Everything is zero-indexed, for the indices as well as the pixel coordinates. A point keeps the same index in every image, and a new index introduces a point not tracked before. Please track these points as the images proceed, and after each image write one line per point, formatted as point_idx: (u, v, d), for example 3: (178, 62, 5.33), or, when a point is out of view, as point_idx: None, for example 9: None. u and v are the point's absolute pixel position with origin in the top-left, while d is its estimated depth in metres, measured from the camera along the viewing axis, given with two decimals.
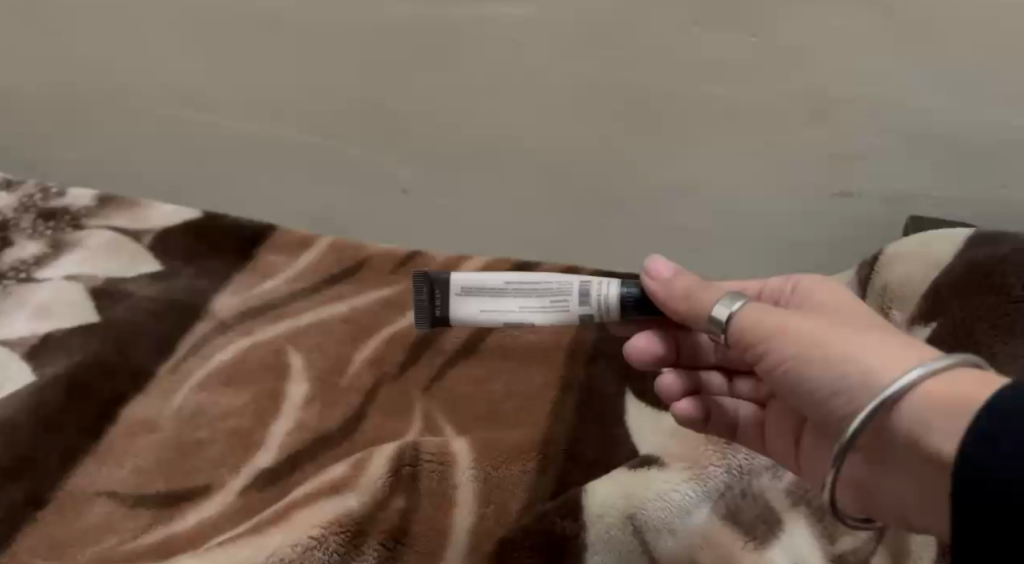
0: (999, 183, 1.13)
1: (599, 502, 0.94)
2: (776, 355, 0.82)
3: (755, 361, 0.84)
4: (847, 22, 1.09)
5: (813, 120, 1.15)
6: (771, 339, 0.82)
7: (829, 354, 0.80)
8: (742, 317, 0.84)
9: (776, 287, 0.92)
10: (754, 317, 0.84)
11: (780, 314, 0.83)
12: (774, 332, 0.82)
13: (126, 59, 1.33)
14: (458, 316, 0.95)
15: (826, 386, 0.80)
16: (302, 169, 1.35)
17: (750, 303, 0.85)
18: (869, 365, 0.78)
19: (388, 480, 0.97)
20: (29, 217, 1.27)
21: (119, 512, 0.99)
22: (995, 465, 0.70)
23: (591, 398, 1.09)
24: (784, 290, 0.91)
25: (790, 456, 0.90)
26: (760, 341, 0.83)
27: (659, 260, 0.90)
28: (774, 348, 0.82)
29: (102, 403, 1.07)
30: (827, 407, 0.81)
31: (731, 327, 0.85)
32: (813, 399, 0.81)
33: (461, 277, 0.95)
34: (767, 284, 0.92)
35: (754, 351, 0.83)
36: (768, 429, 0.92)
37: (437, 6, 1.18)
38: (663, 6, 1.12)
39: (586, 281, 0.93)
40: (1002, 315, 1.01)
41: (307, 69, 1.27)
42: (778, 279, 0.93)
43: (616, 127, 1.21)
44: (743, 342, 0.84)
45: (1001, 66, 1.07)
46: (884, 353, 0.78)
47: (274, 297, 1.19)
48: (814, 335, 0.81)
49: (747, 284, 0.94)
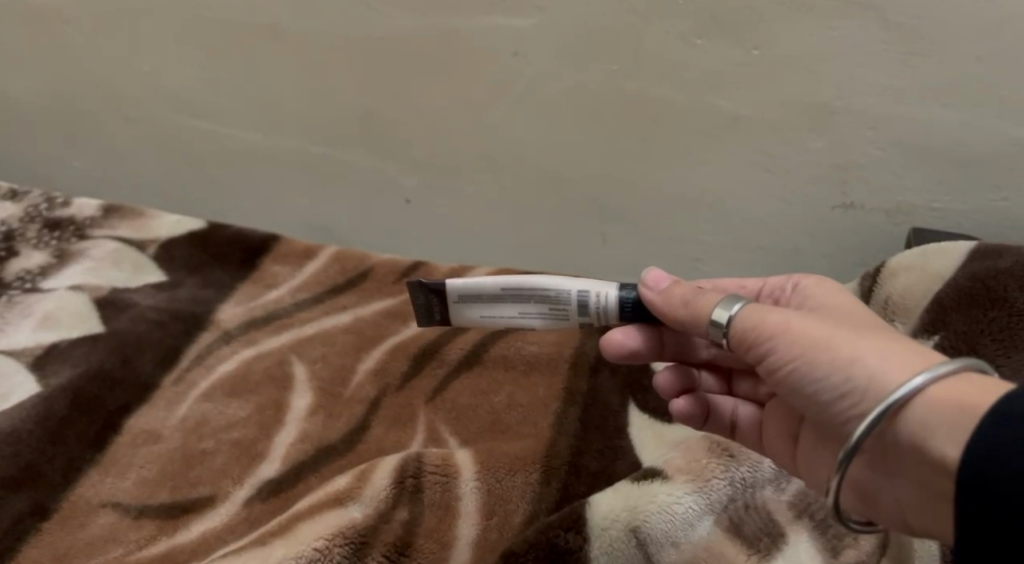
0: (1002, 195, 1.14)
1: (602, 514, 0.94)
2: (778, 357, 0.82)
3: (757, 362, 0.84)
4: (849, 34, 1.09)
5: (813, 132, 1.15)
6: (772, 340, 0.82)
7: (831, 356, 0.80)
8: (743, 318, 0.84)
9: (776, 285, 0.93)
10: (755, 317, 0.83)
11: (781, 314, 0.83)
12: (775, 333, 0.82)
13: (128, 68, 1.33)
14: (459, 319, 0.97)
15: (828, 387, 0.80)
16: (307, 179, 1.35)
17: (750, 305, 0.85)
18: (871, 367, 0.78)
19: (390, 492, 0.97)
20: (34, 227, 1.28)
21: (123, 523, 0.99)
22: (1004, 457, 0.71)
23: (595, 409, 1.08)
24: (786, 287, 0.92)
25: (788, 456, 0.92)
26: (762, 342, 0.83)
27: (655, 270, 0.91)
28: (775, 349, 0.82)
29: (107, 414, 1.08)
30: (830, 410, 0.81)
31: (732, 328, 0.84)
32: (816, 401, 0.81)
33: (458, 284, 0.95)
34: (766, 282, 0.93)
35: (756, 352, 0.83)
36: (766, 429, 0.95)
37: (440, 16, 1.19)
38: (666, 18, 1.12)
39: (583, 291, 0.93)
40: (1002, 328, 1.02)
41: (309, 79, 1.27)
42: (779, 277, 0.94)
43: (619, 139, 1.21)
44: (744, 344, 0.84)
45: (1002, 78, 1.07)
46: (888, 356, 0.79)
47: (278, 307, 1.19)
48: (817, 336, 0.81)
49: (747, 281, 0.95)
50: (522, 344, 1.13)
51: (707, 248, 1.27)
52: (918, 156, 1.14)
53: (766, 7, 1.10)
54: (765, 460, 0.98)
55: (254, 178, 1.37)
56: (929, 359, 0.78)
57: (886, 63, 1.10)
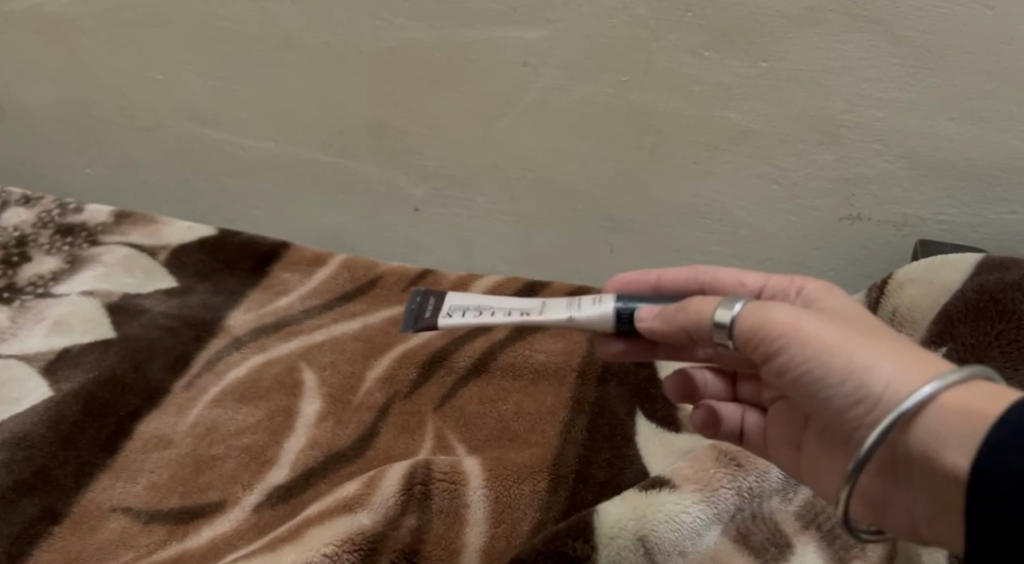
0: (1008, 209, 1.14)
1: (610, 523, 0.93)
2: (787, 357, 0.82)
3: (765, 361, 0.84)
4: (858, 48, 1.10)
5: (822, 143, 1.16)
6: (781, 339, 0.82)
7: (845, 359, 0.80)
8: (749, 315, 0.83)
9: (781, 285, 0.91)
10: (762, 315, 0.83)
11: (789, 311, 0.83)
12: (785, 333, 0.82)
13: (140, 75, 1.34)
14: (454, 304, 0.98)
15: (840, 391, 0.81)
16: (317, 185, 1.36)
17: (754, 303, 0.84)
18: (882, 373, 0.79)
19: (399, 499, 0.98)
20: (47, 233, 1.29)
21: (133, 528, 1.00)
22: (1010, 462, 0.73)
23: (602, 418, 1.08)
24: (789, 291, 0.91)
25: (791, 461, 0.92)
26: (772, 341, 0.83)
27: (647, 305, 0.90)
28: (786, 350, 0.82)
29: (118, 419, 1.08)
30: (842, 413, 0.81)
31: (740, 328, 0.84)
32: (827, 404, 0.82)
33: (450, 323, 0.95)
34: (769, 282, 0.92)
35: (764, 351, 0.83)
36: (769, 435, 0.95)
37: (452, 28, 1.19)
38: (675, 32, 1.13)
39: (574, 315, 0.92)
40: (1010, 340, 1.02)
41: (320, 87, 1.28)
42: (780, 276, 0.93)
43: (627, 150, 1.22)
44: (752, 343, 0.84)
45: (1007, 91, 1.08)
46: (899, 361, 0.80)
47: (288, 315, 1.20)
48: (827, 338, 0.81)
49: (747, 280, 0.94)
50: (530, 353, 1.14)
51: (714, 259, 1.27)
52: (923, 169, 1.14)
53: (775, 21, 1.10)
54: (772, 470, 0.98)
55: (263, 186, 1.38)
56: (938, 368, 0.79)
57: (894, 76, 1.10)
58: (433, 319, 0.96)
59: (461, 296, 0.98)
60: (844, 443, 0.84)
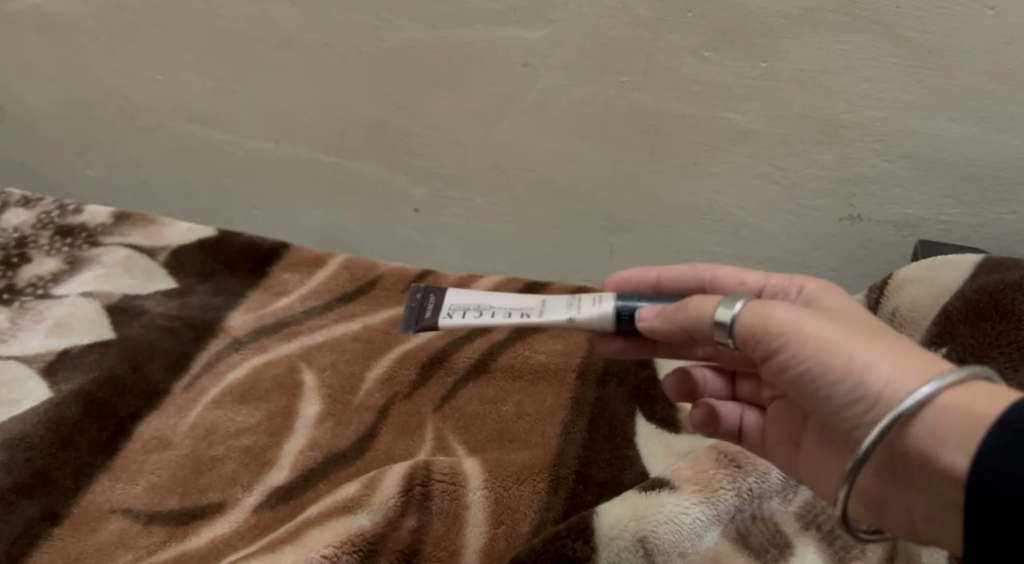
0: (1008, 209, 1.14)
1: (610, 524, 0.93)
2: (787, 356, 0.82)
3: (765, 361, 0.83)
4: (858, 48, 1.10)
5: (822, 143, 1.16)
6: (781, 338, 0.82)
7: (844, 359, 0.80)
8: (750, 314, 0.83)
9: (781, 285, 0.91)
10: (762, 314, 0.83)
11: (789, 310, 0.82)
12: (785, 332, 0.82)
13: (140, 75, 1.34)
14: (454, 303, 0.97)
15: (840, 390, 0.81)
16: (317, 186, 1.36)
17: (754, 302, 0.84)
18: (881, 373, 0.79)
19: (399, 500, 0.98)
20: (46, 234, 1.29)
21: (133, 529, 1.00)
22: (1010, 462, 0.73)
23: (602, 419, 1.08)
24: (790, 290, 0.91)
25: (791, 461, 0.92)
26: (772, 340, 0.82)
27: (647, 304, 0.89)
28: (786, 349, 0.82)
29: (118, 420, 1.08)
30: (841, 412, 0.81)
31: (740, 326, 0.84)
32: (826, 403, 0.82)
33: (450, 323, 0.95)
34: (769, 281, 0.92)
35: (764, 350, 0.83)
36: (768, 434, 0.95)
37: (453, 28, 1.19)
38: (675, 32, 1.13)
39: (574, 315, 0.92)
40: (1010, 340, 1.02)
41: (320, 88, 1.28)
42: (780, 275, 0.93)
43: (626, 150, 1.22)
44: (752, 342, 0.83)
45: (1008, 90, 1.08)
46: (898, 361, 0.79)
47: (288, 315, 1.20)
48: (827, 337, 0.81)
49: (747, 279, 0.94)
50: (530, 353, 1.14)
51: (714, 259, 1.27)
52: (924, 169, 1.14)
53: (775, 21, 1.10)
54: (772, 471, 0.98)
55: (263, 186, 1.38)
56: (937, 367, 0.79)
57: (894, 76, 1.10)
58: (433, 319, 0.96)
59: (461, 293, 0.98)
60: (843, 442, 0.84)
